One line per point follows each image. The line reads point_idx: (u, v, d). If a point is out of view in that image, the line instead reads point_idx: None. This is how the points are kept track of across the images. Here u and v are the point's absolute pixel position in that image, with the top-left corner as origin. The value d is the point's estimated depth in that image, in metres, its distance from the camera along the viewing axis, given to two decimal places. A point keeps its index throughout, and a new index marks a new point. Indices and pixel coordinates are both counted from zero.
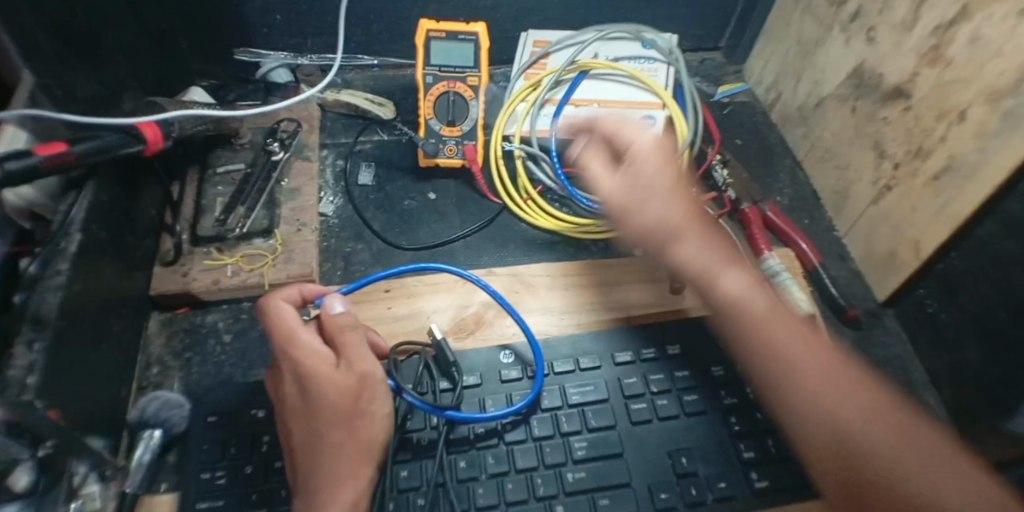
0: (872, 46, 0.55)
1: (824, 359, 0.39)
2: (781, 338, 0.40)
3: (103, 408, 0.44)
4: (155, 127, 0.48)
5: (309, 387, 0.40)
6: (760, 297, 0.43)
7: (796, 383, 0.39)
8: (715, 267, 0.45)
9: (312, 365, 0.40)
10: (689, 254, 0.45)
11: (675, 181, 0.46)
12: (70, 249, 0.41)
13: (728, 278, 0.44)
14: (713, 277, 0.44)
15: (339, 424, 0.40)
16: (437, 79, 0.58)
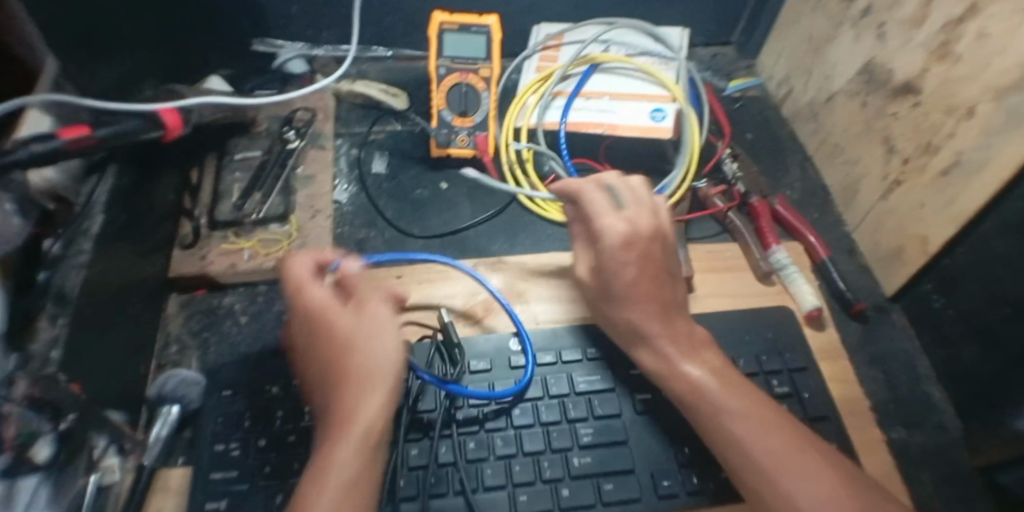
0: (882, 42, 0.55)
1: (785, 443, 0.38)
2: (738, 427, 0.39)
3: (121, 383, 0.45)
4: (176, 113, 0.50)
5: (335, 340, 0.40)
6: (726, 381, 0.42)
7: (755, 468, 0.38)
8: (677, 354, 0.44)
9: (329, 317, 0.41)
10: (642, 324, 0.45)
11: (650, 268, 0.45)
12: (92, 230, 0.43)
13: (690, 367, 0.43)
14: (675, 361, 0.43)
15: (370, 367, 0.39)
16: (449, 71, 0.60)
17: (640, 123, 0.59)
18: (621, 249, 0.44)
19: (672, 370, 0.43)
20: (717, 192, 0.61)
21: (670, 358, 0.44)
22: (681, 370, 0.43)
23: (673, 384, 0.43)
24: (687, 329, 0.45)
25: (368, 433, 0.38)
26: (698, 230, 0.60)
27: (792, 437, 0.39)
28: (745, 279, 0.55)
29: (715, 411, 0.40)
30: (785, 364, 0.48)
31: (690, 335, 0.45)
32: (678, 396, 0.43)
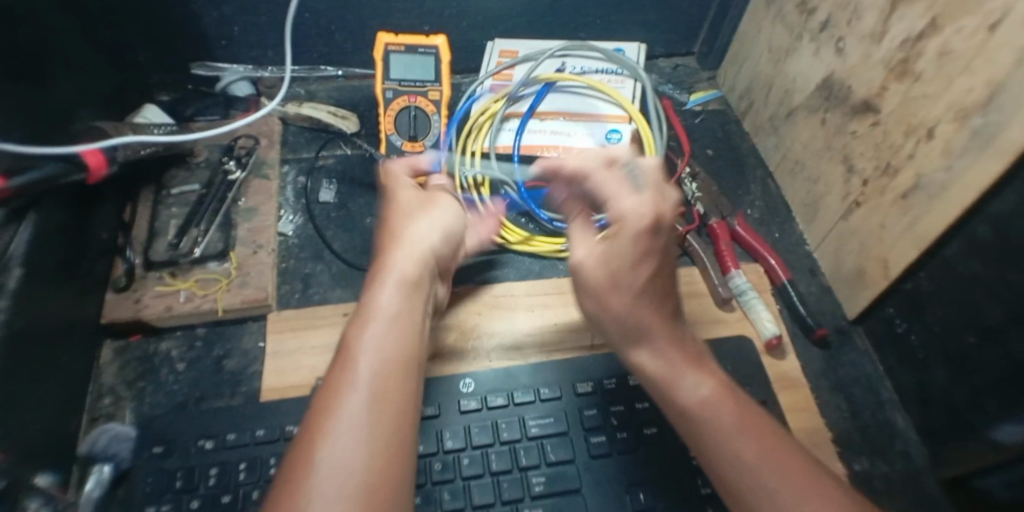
0: (842, 57, 0.53)
1: (792, 472, 0.35)
2: (741, 452, 0.37)
3: (47, 444, 0.43)
4: (100, 154, 0.47)
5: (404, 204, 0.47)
6: (726, 406, 0.39)
7: (759, 495, 0.35)
8: (676, 370, 0.41)
9: (433, 220, 0.46)
10: (643, 321, 0.42)
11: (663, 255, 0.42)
12: (10, 285, 0.40)
13: (691, 383, 0.40)
14: (673, 380, 0.41)
15: (411, 260, 0.42)
16: (397, 94, 0.57)
17: (596, 145, 0.57)
18: (645, 234, 0.40)
19: (675, 382, 0.41)
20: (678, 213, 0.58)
21: (671, 371, 0.41)
22: (681, 388, 0.40)
23: (672, 404, 0.40)
24: (689, 344, 0.43)
25: (413, 293, 0.41)
26: None
27: (797, 470, 0.36)
28: (705, 306, 0.54)
29: (716, 430, 0.38)
30: None
31: (691, 352, 0.42)
32: (679, 417, 0.40)
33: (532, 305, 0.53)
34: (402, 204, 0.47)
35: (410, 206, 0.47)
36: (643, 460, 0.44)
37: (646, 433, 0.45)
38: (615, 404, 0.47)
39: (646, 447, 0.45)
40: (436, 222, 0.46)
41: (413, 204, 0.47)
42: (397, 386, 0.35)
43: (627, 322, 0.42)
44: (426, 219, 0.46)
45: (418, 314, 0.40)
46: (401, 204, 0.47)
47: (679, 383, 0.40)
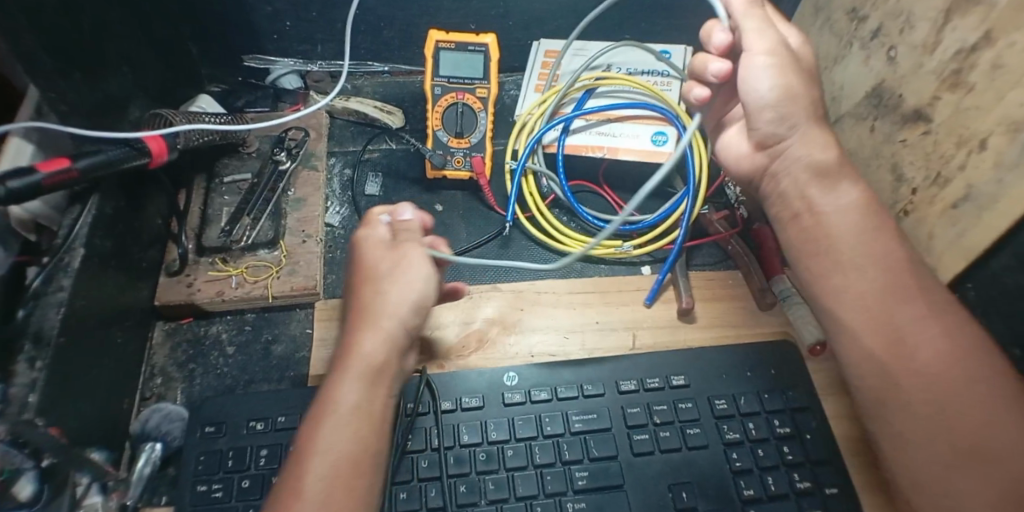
0: (892, 66, 0.53)
1: (900, 291, 0.41)
2: (865, 266, 0.43)
3: (104, 421, 0.44)
4: (161, 139, 0.48)
5: (392, 271, 0.43)
6: (869, 231, 0.44)
7: (853, 285, 0.43)
8: (842, 171, 0.46)
9: (410, 304, 0.42)
10: (797, 134, 0.47)
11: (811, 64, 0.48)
12: (73, 265, 0.42)
13: (843, 191, 0.45)
14: (833, 181, 0.46)
15: (374, 350, 0.41)
16: (445, 91, 0.58)
17: (641, 147, 0.58)
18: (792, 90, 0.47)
19: (816, 185, 0.46)
20: (721, 217, 0.59)
21: (827, 177, 0.46)
22: (830, 191, 0.46)
23: (811, 200, 0.46)
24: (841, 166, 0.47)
25: (375, 384, 0.40)
26: (700, 257, 0.58)
27: (920, 296, 0.41)
28: (748, 310, 0.54)
29: (850, 254, 0.44)
30: (784, 406, 0.47)
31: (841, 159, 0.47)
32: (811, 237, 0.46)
33: (573, 303, 0.54)
34: (387, 277, 0.43)
35: (403, 275, 0.42)
36: (688, 461, 0.44)
37: (689, 433, 0.45)
38: (659, 403, 0.47)
39: (689, 448, 0.45)
40: (413, 306, 0.42)
41: (403, 275, 0.42)
42: (342, 489, 0.36)
43: (782, 128, 0.47)
44: (402, 298, 0.42)
45: (380, 408, 0.40)
46: (386, 280, 0.42)
47: (832, 185, 0.46)
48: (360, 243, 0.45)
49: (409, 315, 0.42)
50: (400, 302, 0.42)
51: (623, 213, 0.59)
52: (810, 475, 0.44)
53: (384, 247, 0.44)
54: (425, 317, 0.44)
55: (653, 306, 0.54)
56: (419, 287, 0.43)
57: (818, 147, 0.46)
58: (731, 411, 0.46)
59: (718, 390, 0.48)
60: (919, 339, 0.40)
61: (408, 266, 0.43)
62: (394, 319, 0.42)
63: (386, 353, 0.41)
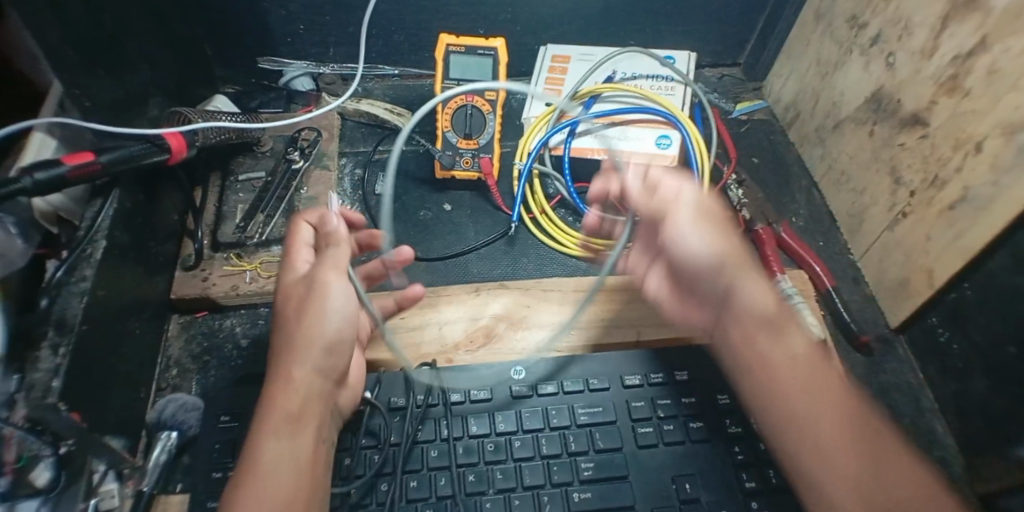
0: (891, 72, 0.55)
1: (846, 435, 0.39)
2: (805, 405, 0.41)
3: (123, 410, 0.46)
4: (180, 136, 0.49)
5: (306, 310, 0.43)
6: (804, 360, 0.44)
7: (796, 397, 0.42)
8: (788, 322, 0.46)
9: (319, 344, 0.42)
10: (742, 279, 0.47)
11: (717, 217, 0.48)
12: (95, 256, 0.43)
13: (791, 348, 0.44)
14: (784, 327, 0.45)
15: (294, 397, 0.40)
16: (455, 93, 0.59)
17: (645, 150, 0.59)
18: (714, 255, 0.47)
19: (769, 334, 0.45)
20: None
21: (779, 325, 0.45)
22: (784, 337, 0.45)
23: (762, 348, 0.45)
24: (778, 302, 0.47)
25: (299, 430, 0.40)
26: None
27: (861, 437, 0.39)
28: None
29: (785, 377, 0.43)
30: None
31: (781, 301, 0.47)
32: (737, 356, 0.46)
33: (580, 300, 0.55)
34: (298, 317, 0.43)
35: (314, 312, 0.42)
36: (691, 453, 0.45)
37: (692, 427, 0.46)
38: (663, 398, 0.48)
39: (693, 441, 0.46)
40: (326, 345, 0.43)
41: (315, 312, 0.42)
42: None
43: (720, 283, 0.48)
44: (319, 336, 0.42)
45: (309, 451, 0.40)
46: (297, 323, 0.42)
47: (782, 333, 0.45)
48: (283, 287, 0.45)
49: (324, 356, 0.42)
50: (310, 345, 0.42)
51: None
52: None
53: (298, 282, 0.44)
54: (342, 354, 0.44)
55: None
56: (331, 324, 0.43)
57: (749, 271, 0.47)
58: (734, 407, 0.47)
59: (721, 386, 0.48)
60: (879, 474, 0.38)
61: (320, 302, 0.43)
62: (308, 363, 0.42)
63: (303, 399, 0.41)
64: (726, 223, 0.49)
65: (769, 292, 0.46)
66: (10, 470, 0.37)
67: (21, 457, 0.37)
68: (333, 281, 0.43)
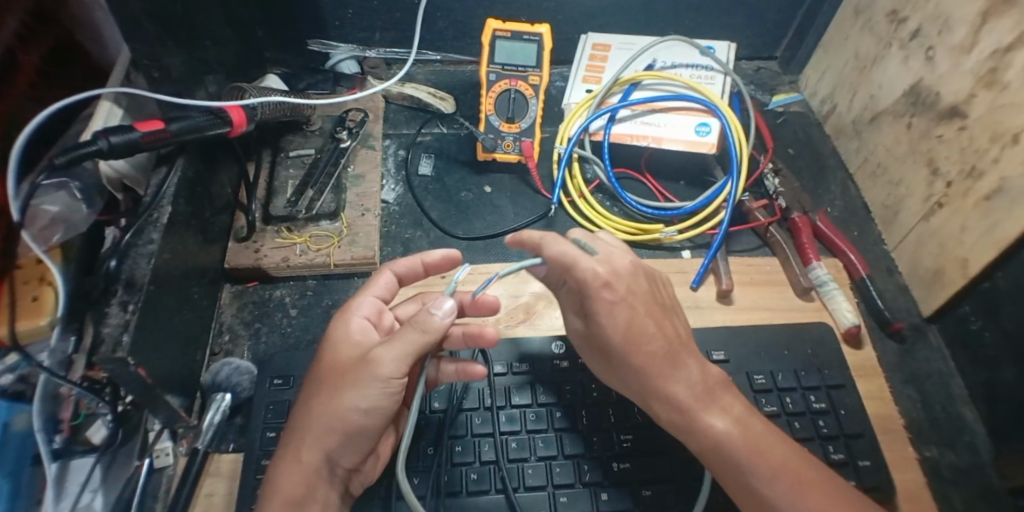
0: (930, 66, 0.55)
1: (789, 466, 0.38)
2: (745, 463, 0.38)
3: (184, 371, 0.48)
4: (241, 110, 0.52)
5: (339, 389, 0.39)
6: (717, 394, 0.41)
7: (720, 447, 0.39)
8: (696, 402, 0.40)
9: (341, 433, 0.39)
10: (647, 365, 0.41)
11: (648, 305, 0.42)
12: (161, 220, 0.45)
13: (710, 419, 0.40)
14: (693, 415, 0.40)
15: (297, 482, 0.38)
16: (499, 77, 0.61)
17: (685, 137, 0.60)
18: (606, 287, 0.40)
19: (682, 425, 0.40)
20: (760, 205, 0.61)
21: (688, 413, 0.40)
22: (694, 425, 0.40)
23: (690, 440, 0.40)
24: (654, 343, 0.41)
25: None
26: (738, 243, 0.61)
27: (795, 471, 0.38)
28: (784, 294, 0.56)
29: (700, 407, 0.40)
30: (819, 383, 0.50)
31: (647, 351, 0.41)
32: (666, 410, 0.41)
33: None
34: (334, 394, 0.39)
35: (347, 397, 0.39)
36: None
37: None
38: None
39: None
40: (349, 435, 0.39)
41: (349, 398, 0.38)
42: None
43: (653, 373, 0.41)
44: (340, 422, 0.39)
45: None
46: (326, 400, 0.39)
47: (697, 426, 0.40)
48: (335, 348, 0.42)
49: (337, 442, 0.39)
50: (333, 431, 0.39)
51: (665, 199, 0.62)
52: (844, 448, 0.47)
53: (352, 353, 0.41)
54: (366, 443, 0.40)
55: (700, 290, 0.56)
56: (360, 415, 0.39)
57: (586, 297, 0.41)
58: (767, 386, 0.49)
59: (754, 366, 0.50)
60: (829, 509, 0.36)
61: (361, 387, 0.39)
62: (322, 449, 0.39)
63: (306, 484, 0.39)
64: (658, 309, 0.42)
65: (647, 323, 0.41)
66: (67, 428, 0.47)
67: (78, 415, 0.47)
68: (385, 366, 0.38)
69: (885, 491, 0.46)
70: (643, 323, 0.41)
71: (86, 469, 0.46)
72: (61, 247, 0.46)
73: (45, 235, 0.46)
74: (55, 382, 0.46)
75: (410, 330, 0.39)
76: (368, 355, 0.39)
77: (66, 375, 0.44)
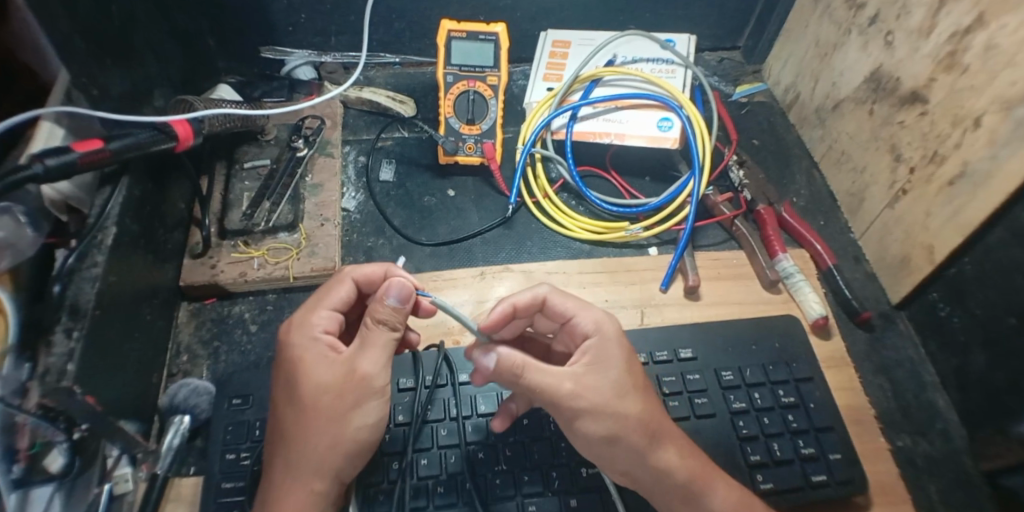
0: (889, 51, 0.55)
1: None
2: None
3: (135, 395, 0.46)
4: (186, 124, 0.50)
5: (349, 406, 0.37)
6: (712, 474, 0.41)
7: None
8: (704, 478, 0.40)
9: (347, 452, 0.37)
10: (650, 450, 0.40)
11: (634, 375, 0.41)
12: (106, 242, 0.43)
13: (712, 501, 0.40)
14: (697, 494, 0.40)
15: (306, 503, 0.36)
16: (457, 79, 0.60)
17: (646, 133, 0.60)
18: (614, 346, 0.41)
19: (683, 503, 0.40)
20: (724, 199, 0.60)
21: (691, 493, 0.40)
22: (699, 505, 0.40)
23: None
24: (647, 432, 0.39)
25: None
26: (705, 237, 0.60)
27: None
28: (751, 287, 0.56)
29: (691, 487, 0.40)
30: (788, 377, 0.49)
31: (647, 434, 0.39)
32: (654, 484, 0.40)
33: (583, 283, 0.55)
34: (341, 416, 0.37)
35: (355, 418, 0.37)
36: (698, 429, 0.47)
37: (698, 403, 0.48)
38: (667, 376, 0.49)
39: (697, 417, 0.47)
40: (353, 456, 0.38)
41: (357, 419, 0.37)
42: None
43: (648, 457, 0.40)
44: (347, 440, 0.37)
45: None
46: (327, 423, 0.37)
47: (703, 503, 0.40)
48: (304, 367, 0.38)
49: (346, 461, 0.38)
50: (339, 452, 0.37)
51: (630, 196, 0.61)
52: (814, 442, 0.47)
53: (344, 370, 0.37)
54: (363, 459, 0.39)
55: (669, 291, 0.55)
56: (362, 431, 0.38)
57: (600, 375, 0.40)
58: (738, 383, 0.49)
59: (724, 364, 0.50)
60: None
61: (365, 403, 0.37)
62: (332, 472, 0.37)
63: (314, 510, 0.37)
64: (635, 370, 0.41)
65: (637, 403, 0.40)
66: (24, 457, 0.38)
67: (34, 444, 0.38)
68: (375, 377, 0.37)
69: (857, 484, 0.45)
70: (636, 405, 0.40)
71: (46, 498, 0.39)
72: (10, 275, 0.40)
73: None
74: (7, 412, 0.36)
75: (376, 332, 0.37)
76: (362, 372, 0.37)
77: (19, 405, 0.35)
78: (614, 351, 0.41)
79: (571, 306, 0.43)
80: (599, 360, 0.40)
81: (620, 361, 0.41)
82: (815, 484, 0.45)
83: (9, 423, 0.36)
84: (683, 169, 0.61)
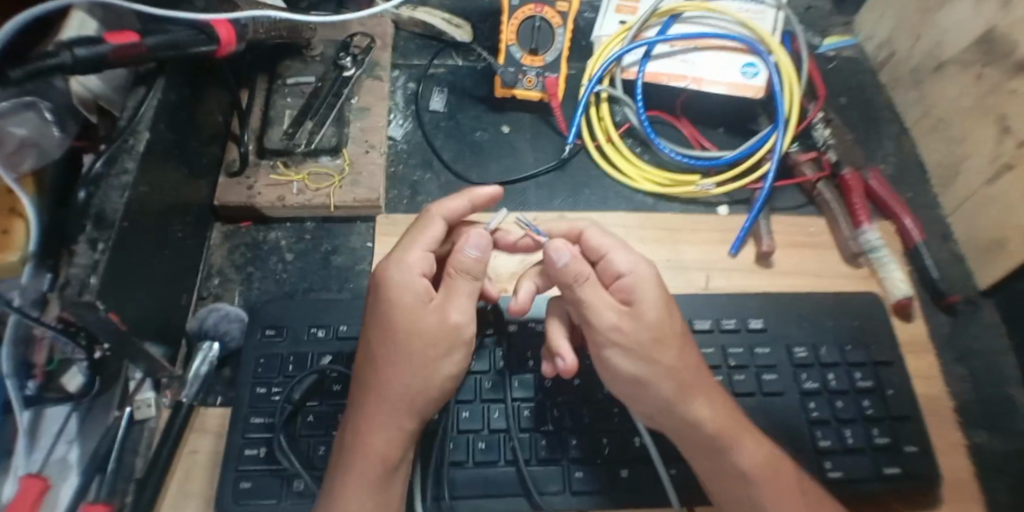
0: (1007, 9, 0.48)
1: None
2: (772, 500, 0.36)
3: (165, 316, 0.43)
4: (229, 26, 0.45)
5: (442, 351, 0.35)
6: (745, 432, 0.37)
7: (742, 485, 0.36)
8: (733, 430, 0.37)
9: (431, 401, 0.35)
10: (681, 399, 0.36)
11: (672, 316, 0.37)
12: (138, 149, 0.39)
13: (741, 453, 0.36)
14: (724, 447, 0.36)
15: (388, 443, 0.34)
16: (522, 2, 0.55)
17: (729, 79, 0.54)
18: (655, 289, 0.37)
19: (707, 457, 0.37)
20: (808, 159, 0.55)
21: (718, 446, 0.36)
22: (726, 458, 0.36)
23: (712, 470, 0.37)
24: (679, 378, 0.36)
25: (391, 475, 0.34)
26: (780, 200, 0.55)
27: None
28: (829, 259, 0.51)
29: (722, 441, 0.36)
30: (865, 359, 0.45)
31: (679, 382, 0.36)
32: (677, 431, 0.37)
33: (645, 239, 0.51)
34: (433, 361, 0.34)
35: (447, 366, 0.35)
36: (763, 406, 0.43)
37: (766, 379, 0.44)
38: (734, 346, 0.45)
39: (765, 394, 0.44)
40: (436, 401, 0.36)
41: (449, 367, 0.35)
42: None
43: (679, 405, 0.36)
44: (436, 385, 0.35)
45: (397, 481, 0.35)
46: (418, 372, 0.34)
47: (728, 457, 0.36)
48: (396, 309, 0.34)
49: (432, 405, 0.35)
50: (426, 396, 0.35)
51: (701, 148, 0.56)
52: (889, 431, 0.43)
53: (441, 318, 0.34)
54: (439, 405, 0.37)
55: (739, 256, 0.51)
56: (447, 380, 0.36)
57: (636, 317, 0.36)
58: (810, 361, 0.45)
59: (796, 338, 0.46)
60: None
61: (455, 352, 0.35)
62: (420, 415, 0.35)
63: (402, 449, 0.35)
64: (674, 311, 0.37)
65: (668, 351, 0.36)
66: (40, 373, 0.40)
67: (51, 360, 0.40)
68: (465, 328, 0.35)
69: (932, 480, 0.42)
70: (669, 353, 0.36)
71: (61, 418, 0.40)
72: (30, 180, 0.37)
73: (14, 162, 0.37)
74: (25, 324, 0.37)
75: (462, 281, 0.35)
76: (457, 321, 0.35)
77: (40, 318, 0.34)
78: (654, 294, 0.36)
79: (608, 244, 0.38)
80: (638, 300, 0.36)
81: (659, 301, 0.36)
82: (887, 476, 0.41)
83: (29, 335, 0.38)
84: (765, 122, 0.55)
